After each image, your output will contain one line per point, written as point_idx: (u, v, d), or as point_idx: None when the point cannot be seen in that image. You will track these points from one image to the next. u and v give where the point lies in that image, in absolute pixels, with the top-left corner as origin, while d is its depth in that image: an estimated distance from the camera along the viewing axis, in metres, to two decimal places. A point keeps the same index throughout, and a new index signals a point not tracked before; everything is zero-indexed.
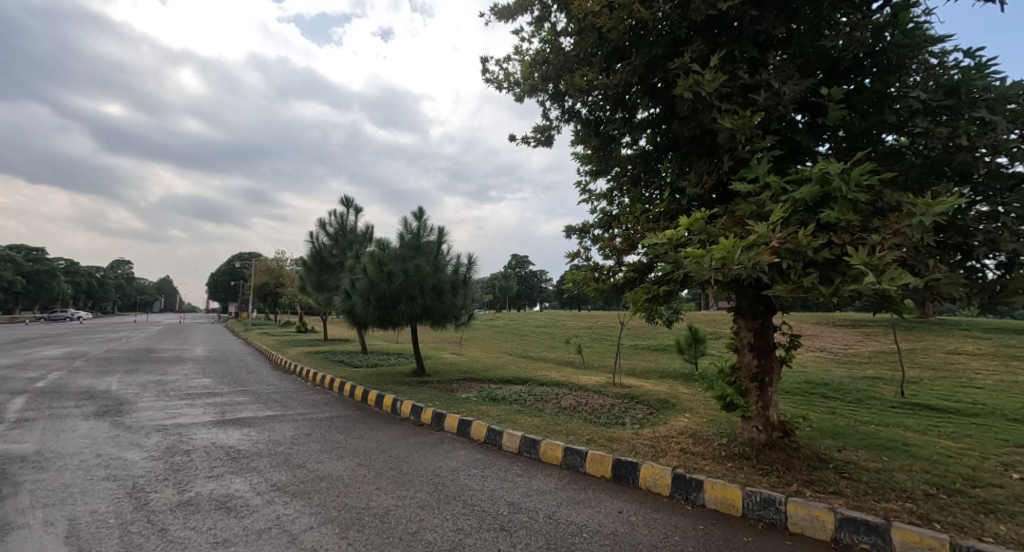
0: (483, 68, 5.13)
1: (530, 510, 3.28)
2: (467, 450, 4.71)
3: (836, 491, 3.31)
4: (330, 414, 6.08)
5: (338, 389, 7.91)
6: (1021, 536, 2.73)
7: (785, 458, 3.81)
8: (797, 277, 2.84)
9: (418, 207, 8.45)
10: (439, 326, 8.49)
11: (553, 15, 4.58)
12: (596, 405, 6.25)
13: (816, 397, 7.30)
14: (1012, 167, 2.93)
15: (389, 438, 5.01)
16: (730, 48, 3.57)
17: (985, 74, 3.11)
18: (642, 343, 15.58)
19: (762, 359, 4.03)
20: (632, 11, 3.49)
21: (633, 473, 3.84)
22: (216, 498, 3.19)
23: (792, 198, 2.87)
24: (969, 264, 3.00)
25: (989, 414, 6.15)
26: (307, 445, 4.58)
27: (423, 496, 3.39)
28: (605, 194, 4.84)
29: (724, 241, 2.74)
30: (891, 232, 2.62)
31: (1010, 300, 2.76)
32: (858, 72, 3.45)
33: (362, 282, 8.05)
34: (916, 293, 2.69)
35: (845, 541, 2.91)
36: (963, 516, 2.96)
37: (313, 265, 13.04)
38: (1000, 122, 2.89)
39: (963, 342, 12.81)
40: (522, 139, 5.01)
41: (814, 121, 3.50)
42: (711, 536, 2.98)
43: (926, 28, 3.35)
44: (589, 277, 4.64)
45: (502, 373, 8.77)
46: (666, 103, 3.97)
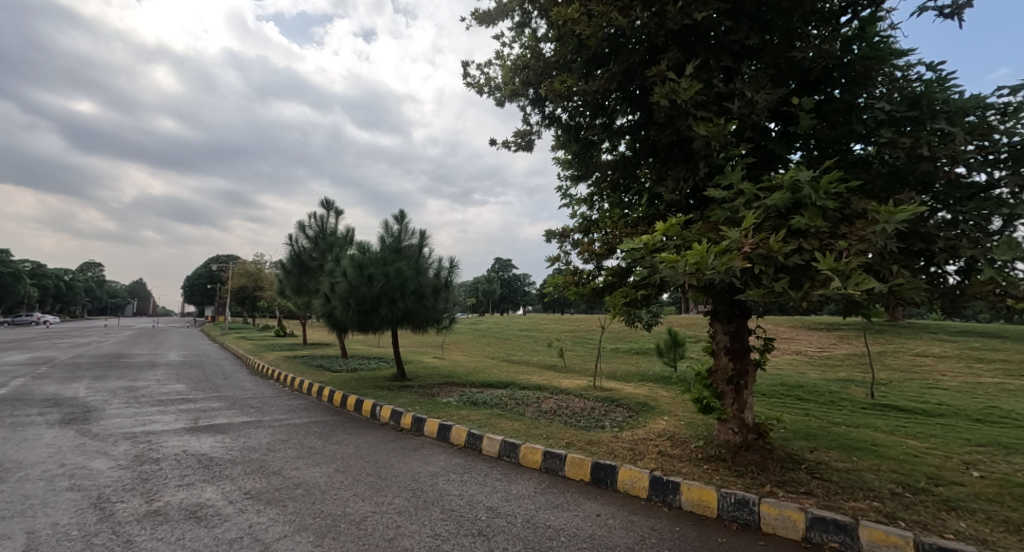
0: (464, 72, 5.11)
1: (509, 514, 3.28)
2: (447, 454, 4.69)
3: (807, 491, 3.38)
4: (308, 419, 5.99)
5: (316, 394, 7.80)
6: (980, 532, 2.83)
7: (759, 460, 3.89)
8: (769, 282, 2.90)
9: (399, 210, 8.41)
10: (420, 330, 8.44)
11: (534, 21, 4.60)
12: (577, 408, 6.29)
13: (791, 399, 7.46)
14: (972, 177, 3.04)
15: (368, 444, 4.95)
16: (705, 57, 3.63)
17: (946, 86, 3.21)
18: (623, 346, 15.73)
19: (738, 362, 4.09)
20: (611, 19, 3.55)
21: (611, 476, 3.87)
22: (186, 507, 3.12)
23: (765, 204, 2.93)
24: (931, 270, 3.11)
25: (954, 414, 6.35)
26: (282, 451, 4.51)
27: (401, 502, 3.37)
28: (585, 199, 4.89)
29: (698, 246, 2.80)
30: (858, 239, 2.69)
31: (970, 305, 2.86)
32: (829, 83, 3.55)
33: (342, 285, 7.96)
34: (882, 298, 2.77)
35: (815, 541, 2.97)
36: (926, 513, 3.05)
37: (293, 267, 12.84)
38: (958, 133, 3.00)
39: (931, 345, 13.21)
40: (503, 144, 5.01)
41: (787, 129, 3.59)
42: (686, 538, 3.02)
43: (891, 41, 3.47)
44: (569, 281, 4.67)
45: (484, 377, 8.77)
46: (645, 109, 4.02)
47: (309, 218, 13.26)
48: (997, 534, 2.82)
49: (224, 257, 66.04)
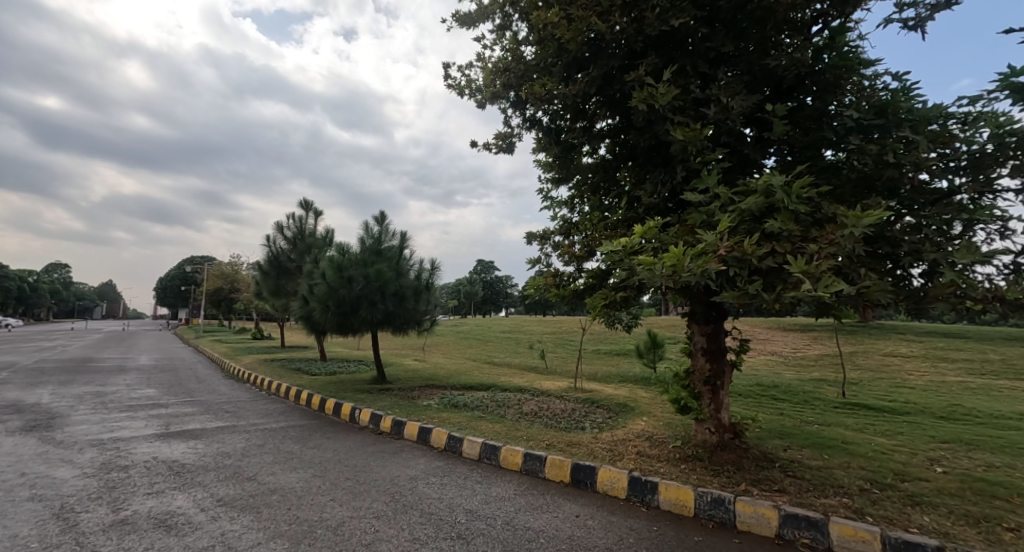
0: (445, 74, 5.09)
1: (489, 517, 3.28)
2: (427, 458, 4.66)
3: (780, 489, 3.46)
4: (285, 423, 5.90)
5: (294, 398, 7.68)
6: (942, 526, 2.93)
7: (735, 459, 3.96)
8: (743, 283, 2.96)
9: (379, 211, 8.35)
10: (400, 332, 8.38)
11: (515, 24, 4.62)
12: (558, 410, 6.31)
13: (767, 398, 7.62)
14: (935, 183, 3.16)
15: (346, 448, 4.90)
16: (683, 63, 3.70)
17: (911, 96, 3.33)
18: (604, 347, 15.86)
19: (714, 362, 4.17)
20: (590, 24, 3.59)
21: (591, 477, 3.90)
22: (155, 516, 3.04)
23: (740, 208, 2.99)
24: (897, 273, 3.21)
25: (920, 412, 6.57)
26: (258, 456, 4.43)
27: (379, 506, 3.34)
28: (566, 202, 4.92)
29: (674, 249, 2.83)
30: (828, 242, 2.76)
31: (933, 306, 2.96)
32: (801, 91, 3.65)
33: (320, 287, 7.86)
34: (851, 300, 2.85)
35: (787, 537, 3.04)
36: (892, 508, 3.15)
37: (270, 268, 12.63)
38: (922, 141, 3.12)
39: (899, 345, 13.66)
40: (484, 146, 5.00)
41: (761, 135, 3.68)
42: (664, 537, 3.06)
43: (859, 51, 3.58)
44: (550, 283, 4.69)
45: (465, 379, 8.75)
46: (624, 113, 4.08)
47: (287, 219, 13.06)
48: (959, 527, 2.93)
49: (198, 259, 64.58)
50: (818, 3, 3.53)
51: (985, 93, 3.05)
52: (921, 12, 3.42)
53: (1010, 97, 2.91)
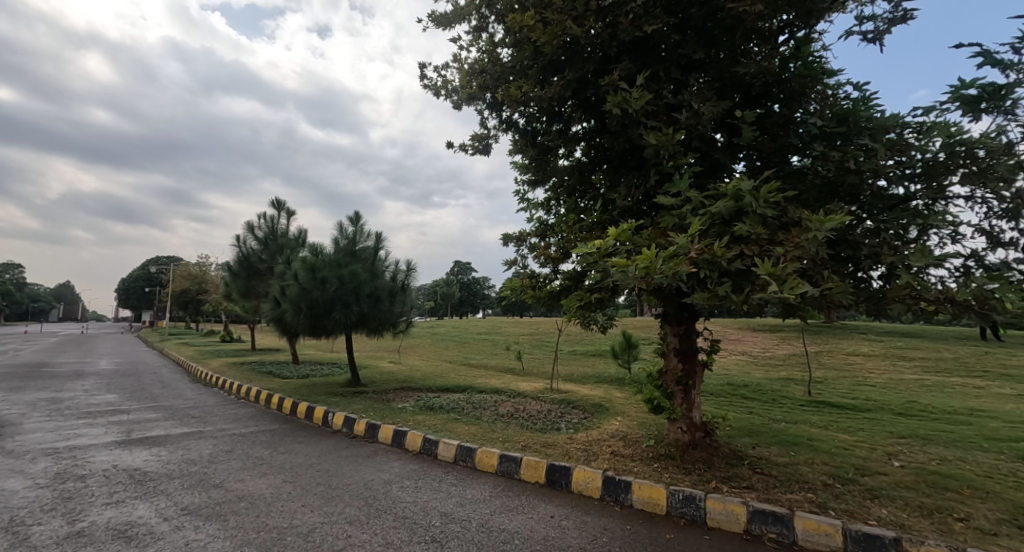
0: (421, 74, 5.06)
1: (464, 519, 3.27)
2: (402, 461, 4.62)
3: (748, 486, 3.55)
4: (255, 428, 5.77)
5: (264, 402, 7.51)
6: (899, 518, 3.05)
7: (706, 457, 4.05)
8: (713, 285, 3.03)
9: (354, 211, 8.24)
10: (375, 334, 8.30)
11: (491, 26, 4.62)
12: (534, 411, 6.32)
13: (736, 397, 7.80)
14: (892, 190, 3.29)
15: (318, 452, 4.81)
16: (656, 68, 3.76)
17: (870, 105, 3.46)
18: (579, 348, 16.00)
19: (686, 363, 4.25)
20: (565, 28, 3.62)
21: (566, 477, 3.93)
22: (115, 527, 2.93)
23: (710, 211, 3.05)
24: (858, 275, 3.33)
25: (880, 409, 6.83)
26: (225, 463, 4.32)
27: (352, 511, 3.29)
28: (542, 204, 4.95)
29: (647, 251, 2.87)
30: (793, 245, 2.84)
31: (891, 307, 3.08)
32: (769, 98, 3.75)
33: (293, 288, 7.70)
34: (814, 301, 2.95)
35: (755, 532, 3.12)
36: (853, 502, 3.27)
37: (240, 269, 12.32)
38: (881, 149, 3.25)
39: (862, 344, 14.16)
40: (460, 147, 4.99)
41: (731, 140, 3.77)
42: (637, 535, 3.10)
43: (823, 61, 3.71)
44: (526, 285, 4.71)
45: (440, 381, 8.71)
46: (599, 117, 4.13)
47: (258, 218, 12.77)
48: (915, 519, 3.05)
49: (164, 259, 62.58)
50: (784, 14, 3.64)
51: (938, 104, 3.19)
52: (879, 26, 3.57)
53: (961, 108, 3.05)
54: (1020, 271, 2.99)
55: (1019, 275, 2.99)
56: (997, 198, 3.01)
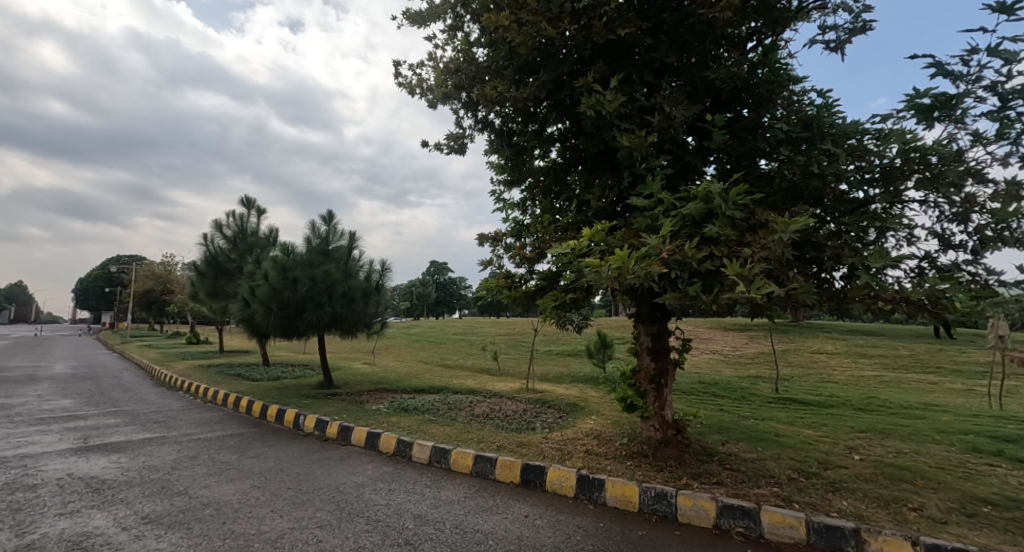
0: (396, 72, 5.00)
1: (437, 521, 3.25)
2: (375, 463, 4.56)
3: (718, 481, 3.63)
4: (222, 433, 5.61)
5: (233, 405, 7.31)
6: (858, 509, 3.17)
7: (677, 454, 4.12)
8: (684, 285, 3.08)
9: (327, 210, 8.10)
10: (348, 335, 8.18)
11: (466, 25, 4.60)
12: (510, 411, 6.33)
13: (707, 395, 7.96)
14: (853, 193, 3.41)
15: (288, 456, 4.71)
16: (629, 71, 3.81)
17: (833, 112, 3.58)
18: (555, 348, 16.08)
19: (659, 361, 4.31)
20: (540, 29, 3.64)
21: (540, 477, 3.95)
22: (68, 538, 2.82)
23: (681, 213, 3.10)
24: (821, 275, 3.44)
25: (842, 404, 7.08)
26: (190, 469, 4.19)
27: (323, 515, 3.24)
28: (518, 204, 4.96)
29: (620, 252, 2.89)
30: (760, 246, 2.91)
31: (851, 306, 3.19)
32: (738, 103, 3.84)
33: (263, 288, 7.52)
34: (781, 301, 3.04)
35: (724, 527, 3.19)
36: (816, 495, 3.37)
37: (207, 268, 11.97)
38: (843, 154, 3.36)
39: (826, 343, 14.63)
40: (435, 146, 4.95)
41: (702, 143, 3.84)
42: (610, 533, 3.13)
43: (788, 68, 3.82)
44: (502, 285, 4.71)
45: (415, 382, 8.64)
46: (574, 119, 4.15)
47: (227, 217, 12.44)
48: (873, 510, 3.17)
49: (127, 259, 60.37)
50: (752, 21, 3.73)
51: (895, 111, 3.32)
52: (841, 35, 3.69)
53: (916, 116, 3.18)
54: (969, 272, 3.13)
55: (968, 276, 3.14)
56: (948, 203, 3.15)
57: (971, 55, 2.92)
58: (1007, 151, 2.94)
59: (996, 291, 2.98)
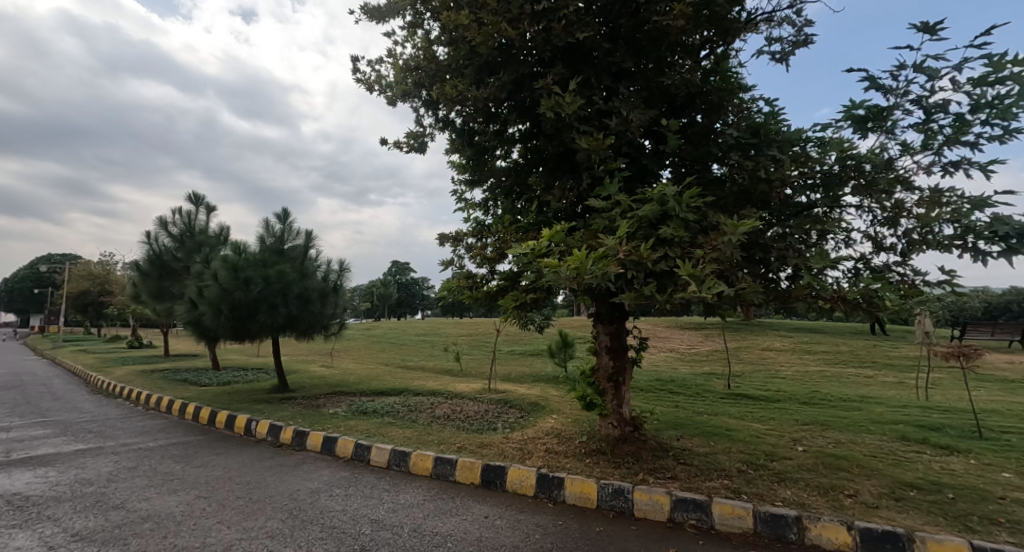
0: (354, 67, 4.86)
1: (395, 525, 3.20)
2: (332, 468, 4.44)
3: (672, 476, 3.73)
4: (165, 442, 5.33)
5: (179, 412, 6.96)
6: (801, 498, 3.33)
7: (634, 450, 4.21)
8: (640, 285, 3.15)
9: (282, 208, 7.83)
10: (305, 337, 7.96)
11: (426, 23, 4.54)
12: (471, 412, 6.30)
13: (664, 392, 8.18)
14: (797, 197, 3.58)
15: (238, 464, 4.53)
16: (588, 75, 3.87)
17: (779, 120, 3.74)
18: (516, 348, 16.14)
19: (617, 360, 4.40)
20: (500, 30, 3.63)
21: (501, 477, 3.95)
22: None
23: (637, 214, 3.16)
24: (768, 276, 3.58)
25: (788, 398, 7.42)
26: (128, 481, 3.96)
27: (274, 524, 3.13)
28: (479, 204, 4.95)
29: (577, 252, 2.91)
30: (711, 248, 3.00)
31: (795, 305, 3.34)
32: (692, 109, 3.96)
33: (212, 289, 7.20)
34: (730, 300, 3.16)
35: (678, 520, 3.28)
36: (762, 485, 3.52)
37: (151, 268, 11.37)
38: (788, 160, 3.52)
39: (775, 340, 15.31)
40: (394, 145, 4.85)
41: (658, 147, 3.94)
42: (569, 530, 3.17)
43: (737, 77, 3.98)
44: (463, 285, 4.68)
45: (374, 385, 8.48)
46: (534, 120, 4.18)
47: (172, 214, 11.85)
48: (814, 498, 3.33)
49: (61, 258, 56.52)
50: (705, 30, 3.86)
51: (834, 121, 3.50)
52: (785, 48, 3.87)
53: (853, 126, 3.37)
54: (899, 273, 3.34)
55: (898, 277, 3.34)
56: (880, 208, 3.35)
57: (899, 70, 3.11)
58: (931, 160, 3.15)
59: (922, 291, 3.19)
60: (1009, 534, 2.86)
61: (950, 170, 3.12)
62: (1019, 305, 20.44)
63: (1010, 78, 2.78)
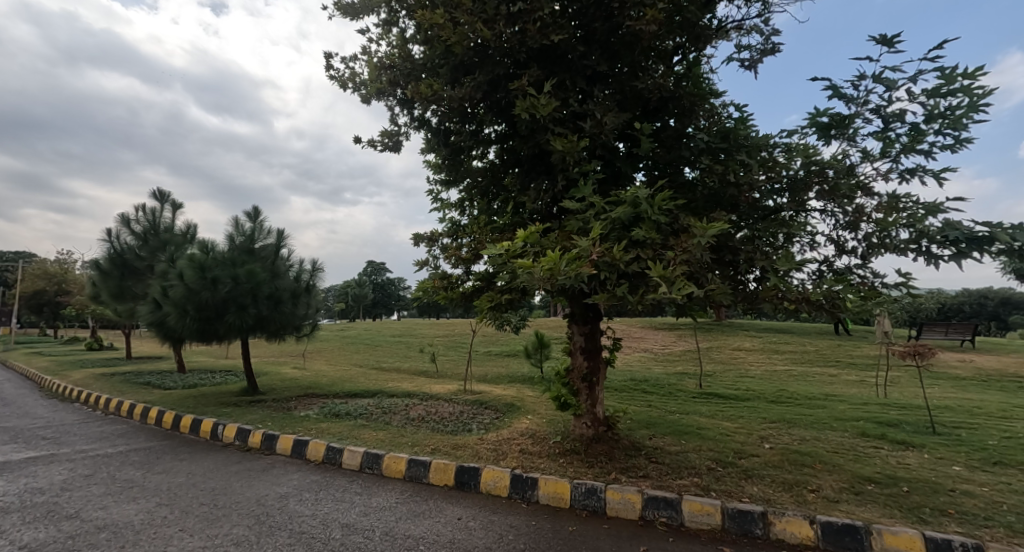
0: (327, 64, 4.77)
1: (366, 529, 3.16)
2: (302, 472, 4.36)
3: (644, 474, 3.78)
4: (125, 447, 5.14)
5: (141, 416, 6.71)
6: (767, 494, 3.41)
7: (607, 450, 4.25)
8: (613, 286, 3.18)
9: (252, 207, 7.65)
10: (276, 338, 7.80)
11: (401, 20, 4.50)
12: (446, 413, 6.26)
13: (637, 392, 8.30)
14: (764, 201, 3.68)
15: (204, 469, 4.40)
16: (563, 77, 3.89)
17: (748, 125, 3.84)
18: (492, 348, 16.12)
19: (591, 360, 4.43)
20: (475, 30, 3.62)
21: (474, 479, 3.94)
22: None
23: (610, 216, 3.18)
24: (737, 277, 3.67)
25: (757, 397, 7.61)
26: (85, 489, 3.81)
27: (241, 531, 3.06)
28: (454, 204, 4.94)
29: (551, 253, 2.92)
30: (682, 250, 3.06)
31: (762, 305, 3.43)
32: (665, 113, 4.02)
33: (178, 289, 6.98)
34: (701, 301, 3.22)
35: (649, 518, 3.33)
36: (731, 483, 3.60)
37: (112, 267, 10.95)
38: (755, 165, 3.61)
39: (745, 340, 15.68)
40: (368, 143, 4.78)
41: (631, 150, 3.99)
42: (542, 531, 3.18)
43: (708, 83, 4.07)
44: (438, 286, 4.64)
45: (347, 386, 8.36)
46: (510, 121, 4.18)
47: (135, 211, 11.44)
48: (779, 493, 3.42)
49: (14, 256, 53.90)
50: (677, 36, 3.93)
51: (799, 128, 3.61)
52: (754, 55, 3.98)
53: (817, 133, 3.47)
54: (859, 275, 3.46)
55: (859, 279, 3.47)
56: (842, 212, 3.46)
57: (859, 80, 3.23)
58: (889, 167, 3.27)
59: (881, 292, 3.31)
60: (958, 524, 3.00)
61: (906, 177, 3.24)
62: (971, 307, 21.46)
63: (961, 90, 2.91)
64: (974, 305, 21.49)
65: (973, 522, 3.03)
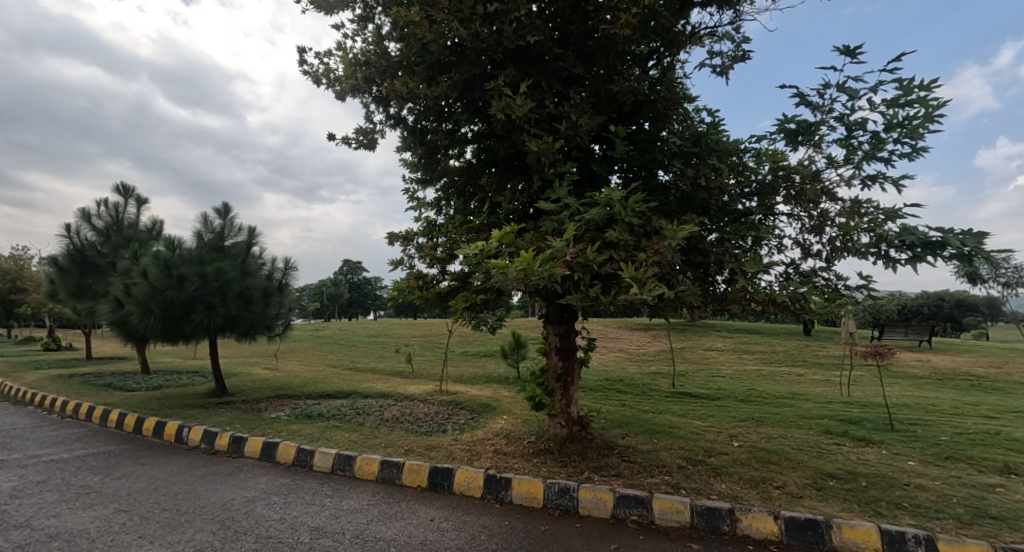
0: (300, 58, 4.67)
1: (336, 532, 3.11)
2: (271, 475, 4.26)
3: (616, 473, 3.83)
4: (82, 452, 4.94)
5: (100, 418, 6.46)
6: (734, 491, 3.49)
7: (581, 449, 4.29)
8: (586, 287, 3.21)
9: (222, 203, 7.45)
10: (246, 338, 7.62)
11: (377, 17, 4.44)
12: (421, 414, 6.22)
13: (612, 392, 8.38)
14: (734, 205, 3.77)
15: (167, 474, 4.26)
16: (539, 79, 3.90)
17: (720, 130, 3.91)
18: (469, 349, 16.08)
19: (566, 360, 4.46)
20: (451, 28, 3.60)
21: (448, 480, 3.92)
22: None
23: (585, 218, 3.20)
24: (707, 279, 3.75)
25: (728, 396, 7.77)
26: (38, 496, 3.65)
27: (205, 537, 2.98)
28: (431, 204, 4.90)
29: (525, 253, 2.92)
30: (653, 251, 3.09)
31: (731, 306, 3.51)
32: (640, 116, 4.07)
33: (141, 287, 6.73)
34: (672, 301, 3.26)
35: (620, 516, 3.36)
36: (700, 480, 3.67)
37: (71, 264, 10.51)
38: (726, 169, 3.68)
39: (718, 341, 15.97)
40: (343, 140, 4.70)
41: (606, 152, 4.03)
42: (514, 531, 3.17)
43: (681, 87, 4.14)
44: (413, 285, 4.59)
45: (320, 387, 8.23)
46: (486, 121, 4.16)
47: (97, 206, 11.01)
48: (745, 490, 3.51)
49: None
50: (652, 41, 3.98)
51: (768, 134, 3.70)
52: (726, 61, 4.06)
53: (785, 139, 3.57)
54: (823, 278, 3.57)
55: (822, 281, 3.58)
56: (808, 216, 3.57)
57: (825, 88, 3.33)
58: (852, 173, 3.38)
59: (843, 294, 3.43)
60: (911, 517, 3.12)
61: (867, 183, 3.36)
62: (929, 309, 22.38)
63: (918, 101, 3.03)
64: (932, 308, 22.39)
65: (926, 515, 3.16)
